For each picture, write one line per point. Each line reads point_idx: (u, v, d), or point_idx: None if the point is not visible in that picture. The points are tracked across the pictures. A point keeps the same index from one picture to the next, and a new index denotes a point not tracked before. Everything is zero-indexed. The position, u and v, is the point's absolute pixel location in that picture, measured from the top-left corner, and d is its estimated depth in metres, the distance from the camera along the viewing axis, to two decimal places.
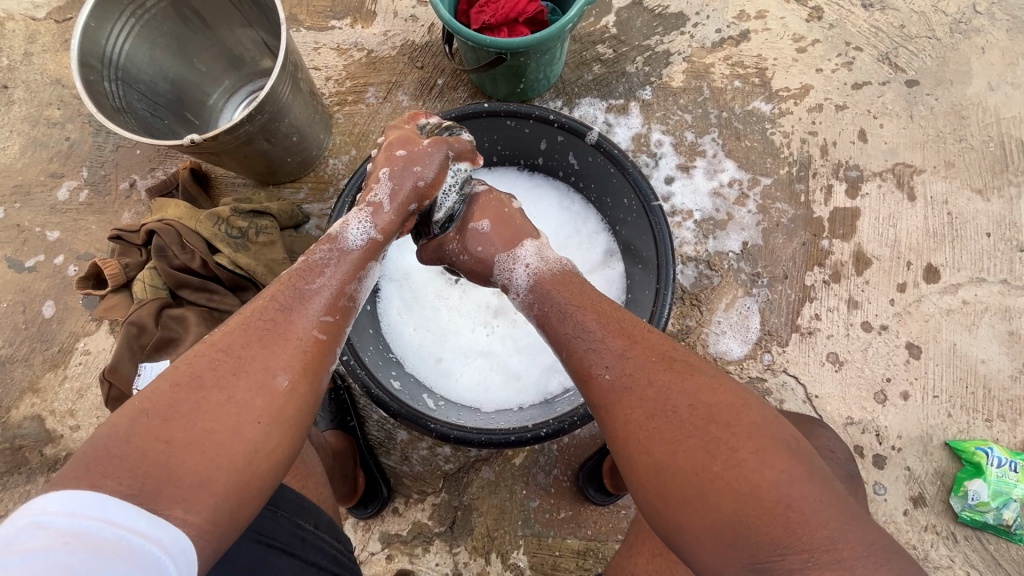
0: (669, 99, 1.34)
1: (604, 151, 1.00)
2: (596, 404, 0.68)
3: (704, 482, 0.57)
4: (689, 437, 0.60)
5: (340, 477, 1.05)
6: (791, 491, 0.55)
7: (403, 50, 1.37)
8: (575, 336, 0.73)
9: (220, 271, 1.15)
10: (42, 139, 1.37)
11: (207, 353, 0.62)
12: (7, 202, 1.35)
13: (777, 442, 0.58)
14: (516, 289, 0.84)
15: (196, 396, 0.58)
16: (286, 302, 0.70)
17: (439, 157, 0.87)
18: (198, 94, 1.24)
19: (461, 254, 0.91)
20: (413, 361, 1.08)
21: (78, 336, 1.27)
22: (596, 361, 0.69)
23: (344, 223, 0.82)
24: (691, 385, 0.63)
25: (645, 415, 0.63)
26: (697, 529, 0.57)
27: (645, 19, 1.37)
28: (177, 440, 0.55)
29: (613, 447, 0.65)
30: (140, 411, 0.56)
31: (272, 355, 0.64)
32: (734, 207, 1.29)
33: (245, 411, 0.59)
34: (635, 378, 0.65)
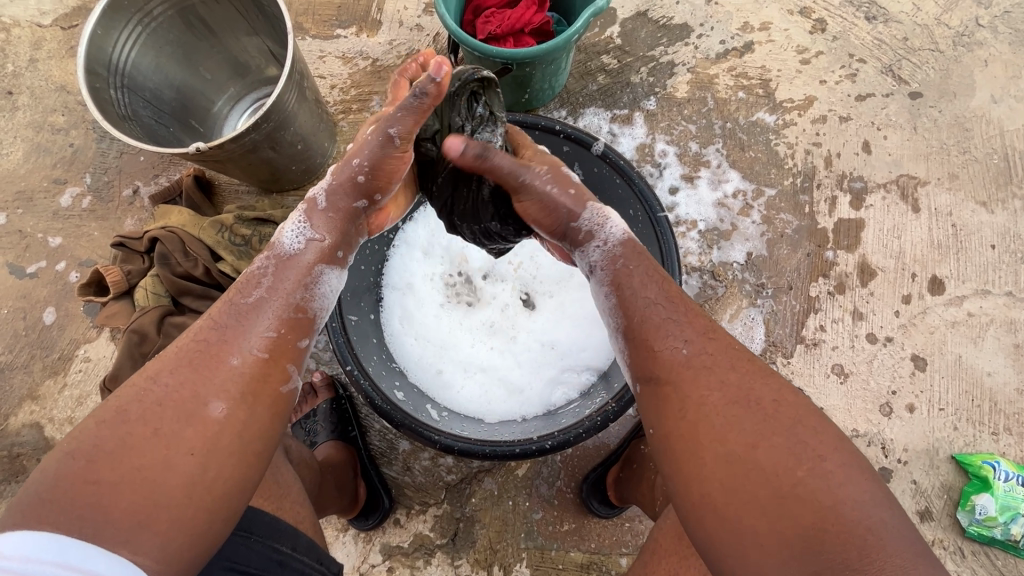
0: (673, 109, 1.34)
1: (610, 162, 1.00)
2: (666, 379, 0.67)
3: (783, 484, 0.57)
4: (773, 433, 0.60)
5: (336, 489, 1.03)
6: (870, 511, 0.56)
7: (408, 59, 1.37)
8: (654, 309, 0.72)
9: (223, 279, 1.14)
10: (45, 145, 1.37)
11: (134, 386, 0.63)
12: (9, 208, 1.35)
13: (857, 460, 0.60)
14: (605, 237, 0.80)
15: (121, 433, 0.59)
16: (222, 323, 0.69)
17: (381, 135, 0.77)
18: (202, 102, 1.23)
19: (548, 183, 0.81)
20: (416, 372, 1.06)
21: (78, 343, 1.26)
22: (673, 338, 0.69)
23: (282, 230, 0.79)
24: (774, 384, 0.65)
25: (725, 400, 0.63)
26: (765, 529, 0.56)
27: (650, 30, 1.38)
28: (105, 480, 0.57)
29: (681, 425, 0.64)
30: (68, 452, 0.58)
31: (205, 381, 0.64)
32: (738, 218, 1.29)
33: (178, 443, 0.60)
34: (716, 362, 0.66)
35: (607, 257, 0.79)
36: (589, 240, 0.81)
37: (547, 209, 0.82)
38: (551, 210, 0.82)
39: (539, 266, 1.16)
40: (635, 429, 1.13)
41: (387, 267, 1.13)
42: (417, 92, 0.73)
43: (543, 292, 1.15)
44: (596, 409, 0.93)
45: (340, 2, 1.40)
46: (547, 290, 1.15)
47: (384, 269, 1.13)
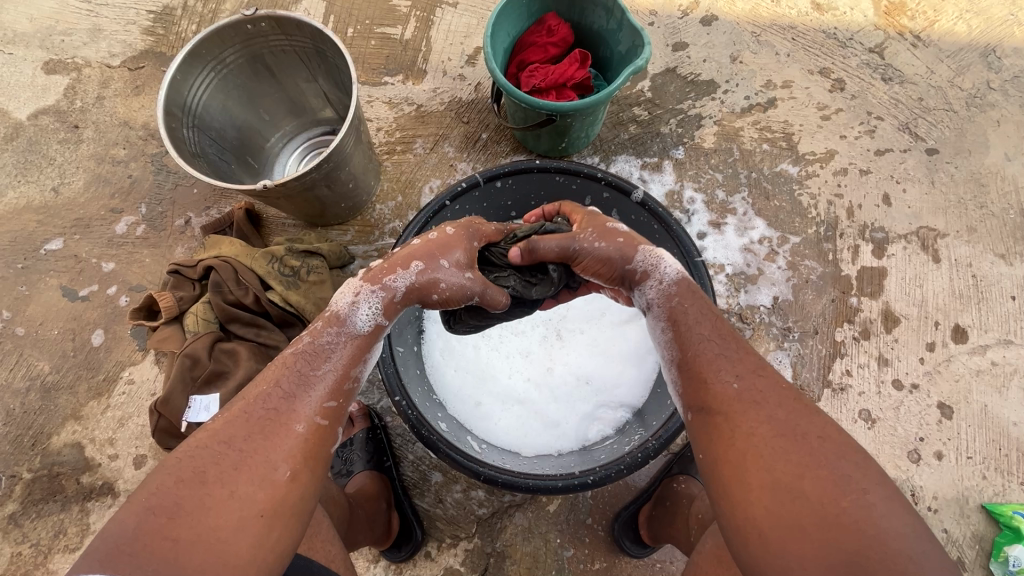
0: (701, 158, 1.41)
1: (649, 209, 1.06)
2: (715, 408, 0.71)
3: (826, 513, 0.60)
4: (815, 465, 0.63)
5: (367, 524, 1.04)
6: (911, 545, 0.58)
7: (450, 106, 1.46)
8: (710, 345, 0.77)
9: (271, 307, 1.19)
10: (105, 176, 1.45)
11: (210, 446, 0.66)
12: (66, 234, 1.41)
13: (899, 499, 0.61)
14: (660, 276, 0.86)
15: (199, 492, 0.62)
16: (289, 390, 0.73)
17: (468, 292, 0.90)
18: (258, 139, 1.31)
19: (597, 240, 0.90)
20: (455, 403, 1.10)
21: (123, 365, 1.30)
22: (723, 372, 0.73)
23: (353, 302, 0.83)
24: (820, 419, 0.68)
25: (772, 431, 0.66)
26: (807, 556, 0.58)
27: (679, 85, 1.47)
28: (182, 538, 0.59)
29: (728, 453, 0.67)
30: (145, 508, 0.60)
31: (278, 446, 0.68)
32: (764, 263, 1.34)
33: (251, 504, 0.63)
34: (764, 396, 0.70)
35: (664, 294, 0.84)
36: (645, 279, 0.86)
37: (603, 264, 0.90)
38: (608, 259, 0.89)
39: (571, 304, 1.18)
40: (665, 468, 1.15)
41: None
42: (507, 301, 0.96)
43: (576, 328, 1.17)
44: (635, 446, 0.95)
45: (388, 52, 1.50)
46: (577, 327, 1.17)
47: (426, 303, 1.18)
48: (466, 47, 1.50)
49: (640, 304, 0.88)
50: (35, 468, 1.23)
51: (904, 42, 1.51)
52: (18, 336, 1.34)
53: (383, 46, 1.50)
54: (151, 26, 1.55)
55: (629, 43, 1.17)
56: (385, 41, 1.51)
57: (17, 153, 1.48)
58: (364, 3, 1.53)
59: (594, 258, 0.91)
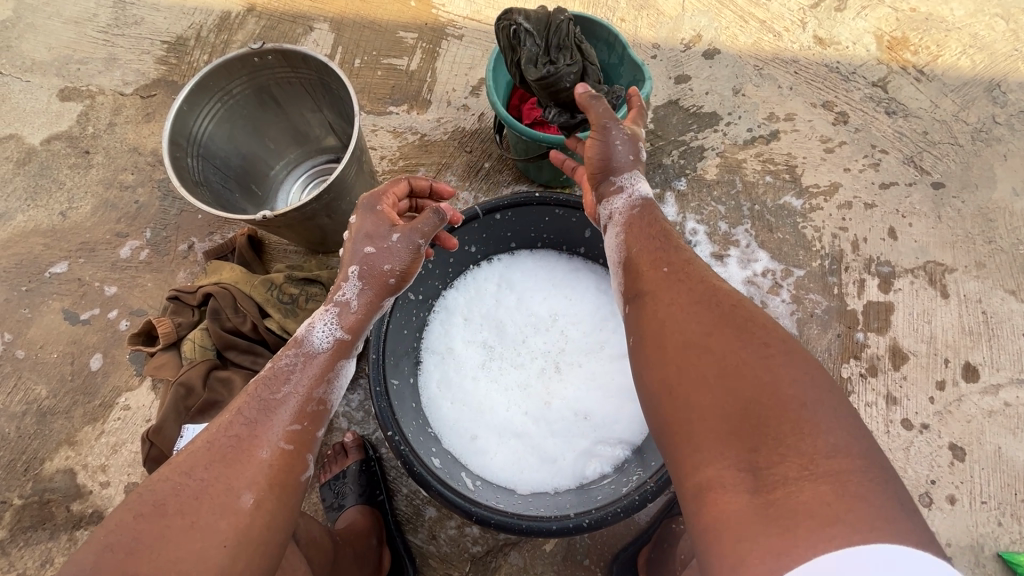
0: (703, 190, 1.41)
1: None
2: (646, 291, 0.78)
3: (727, 365, 0.63)
4: (724, 326, 0.67)
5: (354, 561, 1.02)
6: (808, 392, 0.59)
7: (453, 135, 1.47)
8: (651, 244, 0.84)
9: (268, 335, 1.19)
10: (113, 201, 1.47)
11: (170, 478, 0.65)
12: (71, 257, 1.43)
13: (806, 355, 0.63)
14: (631, 194, 0.91)
15: (159, 526, 0.61)
16: (252, 417, 0.72)
17: (410, 245, 0.89)
18: (262, 167, 1.33)
19: (620, 142, 0.93)
20: (449, 437, 1.08)
21: (120, 391, 1.30)
22: (656, 264, 0.81)
23: (309, 324, 0.85)
24: (739, 296, 0.72)
25: (688, 302, 0.72)
26: (707, 406, 0.62)
27: (681, 117, 1.47)
28: (142, 573, 0.57)
29: (653, 325, 0.73)
30: (104, 546, 0.59)
31: (243, 472, 0.67)
32: (768, 296, 1.32)
33: (213, 535, 0.62)
34: (687, 280, 0.76)
35: (628, 206, 0.91)
36: (617, 196, 0.92)
37: (602, 159, 0.93)
38: (607, 159, 0.93)
39: (569, 337, 1.17)
40: (666, 508, 1.12)
41: (427, 332, 1.18)
42: (441, 212, 0.89)
43: (576, 361, 1.15)
44: (632, 487, 0.91)
45: (394, 82, 1.52)
46: (577, 360, 1.15)
47: (424, 333, 1.17)
48: (470, 78, 1.52)
49: (603, 216, 0.94)
50: (26, 494, 1.22)
51: (907, 76, 1.51)
52: (18, 359, 1.34)
53: (389, 77, 1.53)
54: (165, 56, 1.59)
55: (630, 77, 1.18)
56: (391, 72, 1.53)
57: (28, 177, 1.51)
58: (371, 35, 1.57)
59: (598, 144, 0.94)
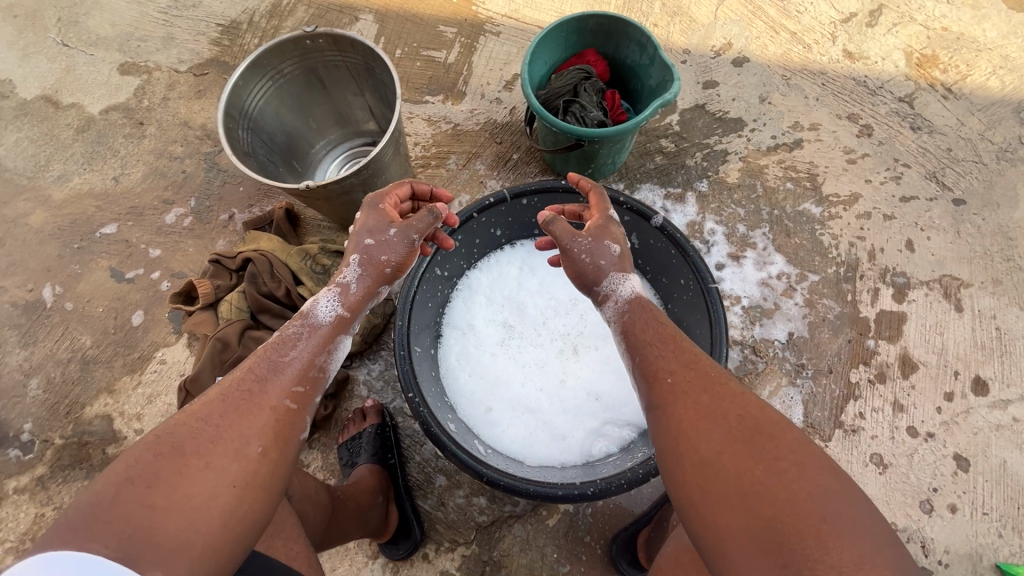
0: (724, 192, 1.44)
1: (668, 235, 1.07)
2: (656, 403, 0.82)
3: (745, 484, 0.68)
4: (735, 441, 0.72)
5: (356, 516, 1.07)
6: (822, 504, 0.65)
7: (485, 126, 1.54)
8: (651, 349, 0.88)
9: (300, 301, 1.25)
10: (162, 170, 1.57)
11: (187, 422, 0.70)
12: (121, 220, 1.52)
13: (814, 461, 0.69)
14: (617, 297, 0.95)
15: (176, 463, 0.66)
16: (262, 374, 0.78)
17: (405, 239, 0.92)
18: (303, 145, 1.41)
19: (585, 255, 0.96)
20: (465, 407, 1.13)
21: (157, 346, 1.38)
22: (663, 368, 0.84)
23: (315, 299, 0.90)
24: (740, 399, 0.77)
25: (697, 415, 0.76)
26: (736, 526, 0.67)
27: (707, 121, 1.51)
28: (158, 506, 0.64)
29: (669, 440, 0.77)
30: (124, 476, 0.65)
31: (254, 423, 0.73)
32: (781, 298, 1.35)
33: (223, 476, 0.68)
34: (691, 387, 0.80)
35: (617, 313, 0.95)
36: (606, 301, 0.97)
37: (577, 273, 0.98)
38: (583, 275, 0.98)
39: (586, 322, 1.22)
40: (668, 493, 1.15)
41: (450, 308, 1.24)
42: (435, 212, 0.91)
43: (590, 345, 1.20)
44: (637, 463, 0.97)
45: (432, 73, 1.59)
46: (592, 343, 1.20)
47: (447, 309, 1.23)
48: (504, 73, 1.58)
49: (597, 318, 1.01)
50: (66, 435, 1.31)
51: (934, 93, 1.53)
52: (66, 310, 1.43)
53: (427, 68, 1.60)
54: (219, 37, 1.68)
55: (659, 77, 1.23)
56: (429, 63, 1.60)
57: (86, 144, 1.61)
58: (413, 27, 1.64)
59: (569, 264, 0.99)
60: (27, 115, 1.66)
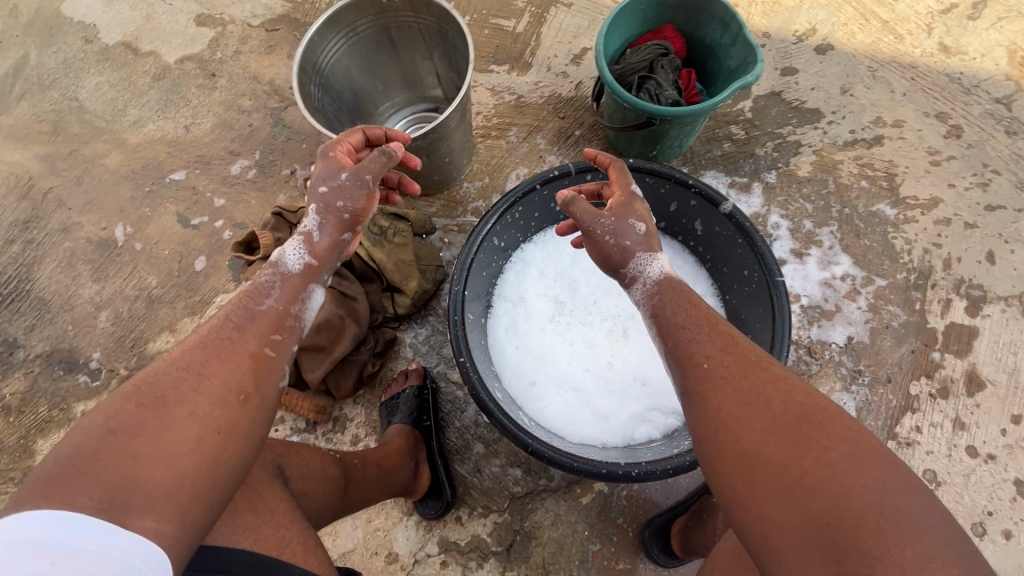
0: (793, 185, 1.39)
1: (736, 223, 1.03)
2: (692, 389, 0.76)
3: (791, 475, 0.62)
4: (780, 429, 0.66)
5: (376, 480, 1.04)
6: (883, 499, 0.58)
7: (549, 100, 1.51)
8: (684, 332, 0.83)
9: (356, 260, 1.27)
10: (230, 122, 1.61)
11: (165, 373, 0.68)
12: (189, 167, 1.58)
13: (870, 452, 0.62)
14: (645, 280, 0.93)
15: (158, 413, 0.65)
16: (240, 321, 0.77)
17: (359, 180, 0.91)
18: (369, 105, 1.42)
19: (608, 236, 0.95)
20: (510, 378, 1.14)
21: (217, 292, 1.43)
22: (700, 353, 0.79)
23: (281, 250, 0.89)
24: (784, 385, 0.71)
25: (736, 402, 0.71)
26: (781, 519, 0.61)
27: (782, 109, 1.44)
28: (142, 453, 0.62)
29: (707, 429, 0.72)
30: (104, 428, 0.62)
31: (231, 370, 0.72)
32: (844, 300, 1.29)
33: (206, 422, 0.67)
34: (730, 372, 0.75)
35: (646, 295, 0.92)
36: (634, 282, 0.94)
37: (602, 254, 0.96)
38: (607, 256, 0.96)
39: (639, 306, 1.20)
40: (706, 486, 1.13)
41: (502, 279, 1.24)
42: (387, 151, 0.91)
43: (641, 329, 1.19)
44: (683, 450, 0.96)
45: (499, 42, 1.57)
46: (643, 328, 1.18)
47: (500, 280, 1.23)
48: (573, 46, 1.54)
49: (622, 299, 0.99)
50: (130, 367, 1.38)
51: None
52: (135, 251, 1.50)
53: (495, 36, 1.57)
54: None
55: (740, 58, 1.18)
56: (497, 32, 1.58)
57: (160, 92, 1.67)
58: None
59: (593, 246, 0.97)
60: (108, 60, 1.72)
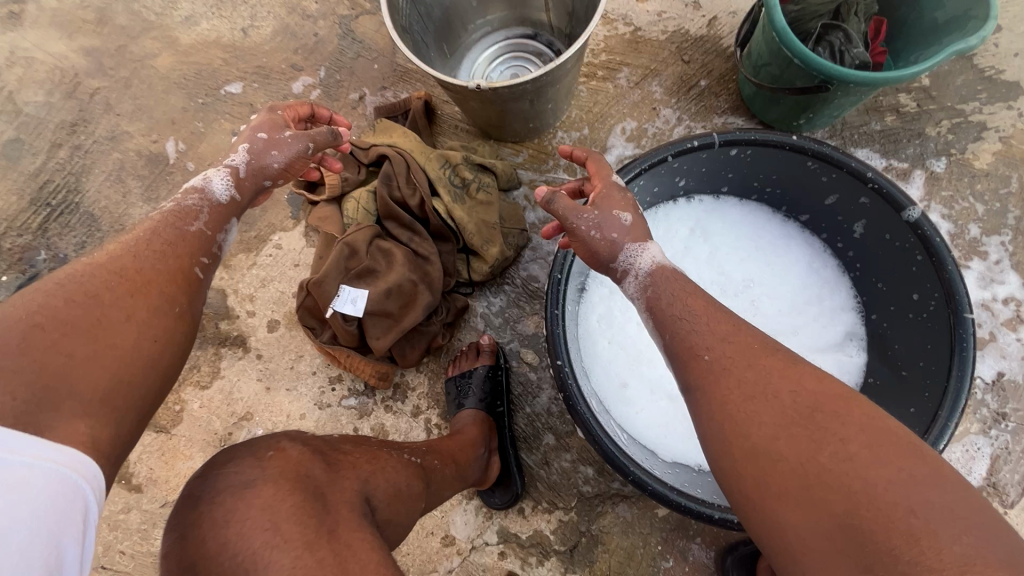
0: (964, 178, 1.13)
1: (920, 234, 0.82)
2: (689, 385, 0.64)
3: (807, 473, 0.52)
4: (791, 423, 0.55)
5: (454, 481, 0.91)
6: (914, 495, 0.48)
7: (672, 38, 1.24)
8: (681, 322, 0.68)
9: (434, 216, 1.11)
10: (293, 28, 1.39)
11: (90, 274, 0.63)
12: (246, 79, 1.39)
13: (892, 440, 0.51)
14: (637, 273, 0.74)
15: (88, 313, 0.60)
16: (169, 238, 0.72)
17: (304, 146, 0.86)
18: (457, 24, 1.17)
19: (592, 232, 0.75)
20: (601, 378, 1.00)
21: (274, 229, 1.30)
22: (696, 339, 0.65)
23: (205, 178, 0.81)
24: (792, 372, 0.59)
25: (740, 396, 0.59)
26: (798, 523, 0.51)
27: (969, 78, 1.15)
28: (76, 354, 0.57)
29: (708, 428, 0.60)
30: (30, 323, 0.56)
31: (166, 280, 0.67)
32: (1001, 328, 1.08)
33: (145, 330, 0.63)
34: (733, 361, 0.61)
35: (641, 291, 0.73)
36: (624, 279, 0.75)
37: (588, 253, 0.77)
38: (593, 255, 0.76)
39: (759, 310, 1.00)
40: None
41: None
42: (337, 133, 0.88)
43: None
44: None
45: None
46: None
47: None
48: None
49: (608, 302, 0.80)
50: None
51: None
52: (187, 171, 1.37)
53: None
54: None
55: (958, 8, 0.89)
56: None
57: None
58: None
59: (575, 246, 0.78)
60: None
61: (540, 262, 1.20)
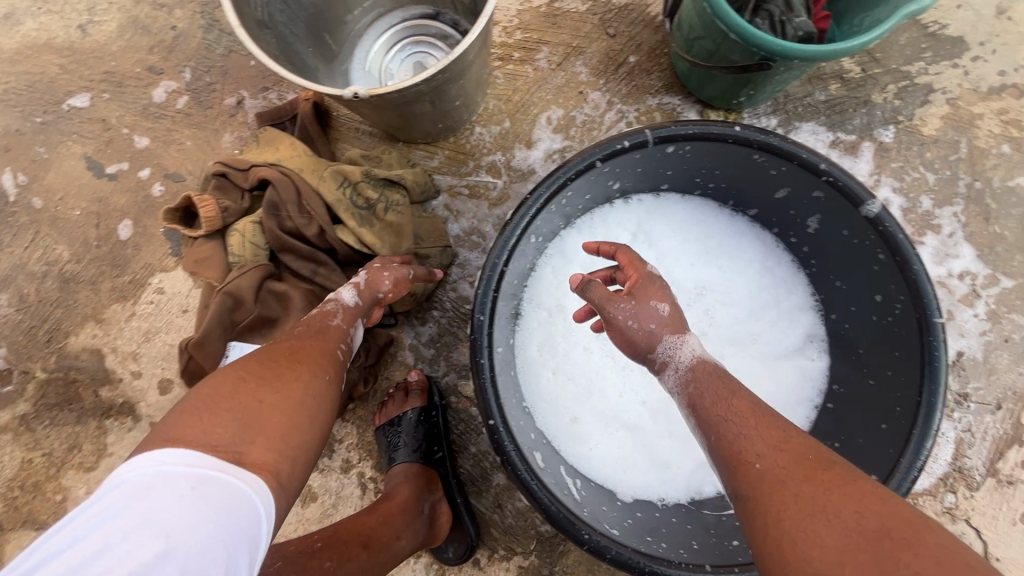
0: (913, 147, 1.05)
1: (882, 230, 0.72)
2: (737, 494, 0.54)
3: None
4: (854, 548, 0.44)
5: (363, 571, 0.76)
6: None
7: (594, 8, 1.09)
8: (727, 423, 0.58)
9: (337, 245, 0.95)
10: (144, 22, 1.15)
11: (277, 344, 0.66)
12: (94, 89, 1.15)
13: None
14: (679, 365, 0.66)
15: (273, 368, 0.60)
16: (316, 326, 0.73)
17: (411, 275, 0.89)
18: (339, 8, 0.97)
19: (630, 322, 0.68)
20: (547, 416, 0.88)
21: (153, 270, 1.09)
22: (746, 445, 0.55)
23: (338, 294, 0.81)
24: (856, 487, 0.49)
25: (796, 509, 0.49)
26: None
27: (912, 36, 1.06)
28: (263, 400, 0.56)
29: (762, 549, 0.50)
30: (237, 374, 0.57)
31: (321, 348, 0.68)
32: (958, 305, 1.02)
33: (315, 390, 0.62)
34: (786, 470, 0.52)
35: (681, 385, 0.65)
36: (664, 370, 0.67)
37: (626, 343, 0.70)
38: (632, 346, 0.69)
39: (714, 320, 0.90)
40: None
41: (533, 282, 0.92)
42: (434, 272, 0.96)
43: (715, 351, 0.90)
44: None
45: None
46: (717, 351, 0.90)
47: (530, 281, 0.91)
48: None
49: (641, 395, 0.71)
50: (48, 368, 1.07)
51: None
52: (33, 209, 1.12)
53: None
54: None
55: None
56: None
57: None
58: None
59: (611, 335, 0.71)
60: None
61: (470, 281, 1.05)
